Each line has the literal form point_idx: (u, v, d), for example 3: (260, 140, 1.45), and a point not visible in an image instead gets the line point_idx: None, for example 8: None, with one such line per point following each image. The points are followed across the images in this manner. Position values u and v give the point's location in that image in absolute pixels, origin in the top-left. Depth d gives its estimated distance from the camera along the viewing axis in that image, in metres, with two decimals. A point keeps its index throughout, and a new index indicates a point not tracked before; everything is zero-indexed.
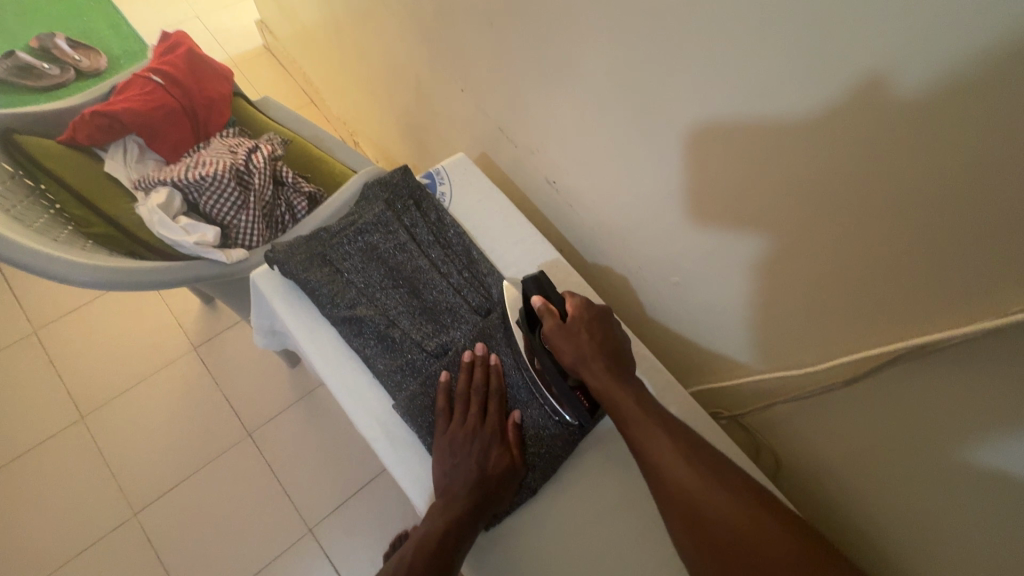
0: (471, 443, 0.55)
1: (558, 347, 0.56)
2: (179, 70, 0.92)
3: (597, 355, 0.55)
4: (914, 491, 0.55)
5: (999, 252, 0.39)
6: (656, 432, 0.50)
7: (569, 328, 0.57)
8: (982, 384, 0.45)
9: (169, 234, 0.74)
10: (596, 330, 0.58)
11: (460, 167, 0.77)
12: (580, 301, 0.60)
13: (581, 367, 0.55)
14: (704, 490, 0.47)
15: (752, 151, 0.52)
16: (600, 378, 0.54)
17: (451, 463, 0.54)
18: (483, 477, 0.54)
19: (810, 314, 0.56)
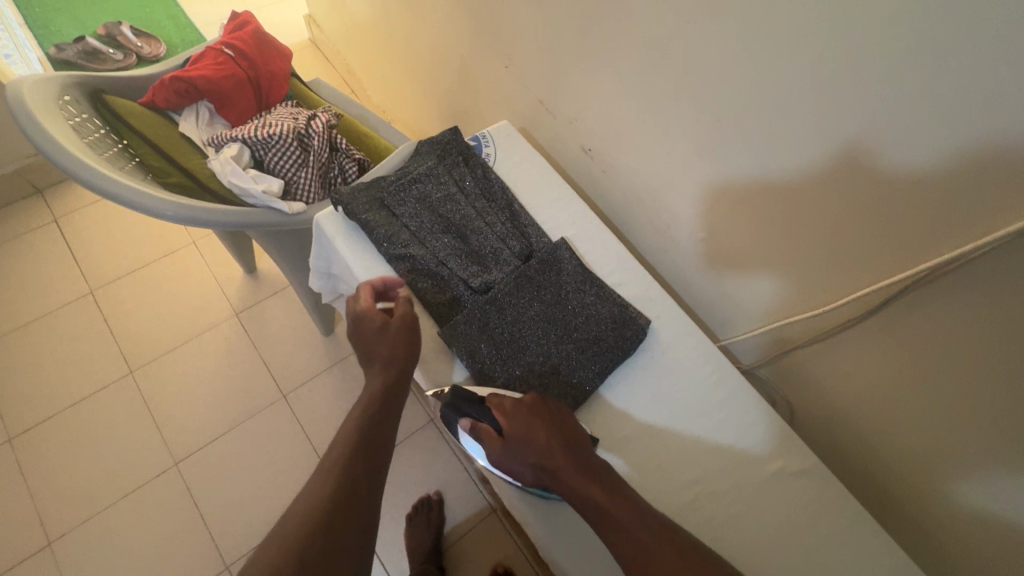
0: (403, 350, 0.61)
1: (512, 466, 0.55)
2: (248, 46, 1.01)
3: (547, 464, 0.53)
4: (924, 422, 0.60)
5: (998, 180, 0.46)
6: (632, 537, 0.49)
7: (513, 442, 0.55)
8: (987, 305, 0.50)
9: (239, 183, 0.83)
10: (533, 430, 0.55)
11: (504, 132, 0.83)
12: (510, 403, 0.57)
13: (548, 478, 0.54)
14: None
15: (782, 109, 0.58)
16: (565, 481, 0.53)
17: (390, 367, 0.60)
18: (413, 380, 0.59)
19: (832, 260, 0.62)
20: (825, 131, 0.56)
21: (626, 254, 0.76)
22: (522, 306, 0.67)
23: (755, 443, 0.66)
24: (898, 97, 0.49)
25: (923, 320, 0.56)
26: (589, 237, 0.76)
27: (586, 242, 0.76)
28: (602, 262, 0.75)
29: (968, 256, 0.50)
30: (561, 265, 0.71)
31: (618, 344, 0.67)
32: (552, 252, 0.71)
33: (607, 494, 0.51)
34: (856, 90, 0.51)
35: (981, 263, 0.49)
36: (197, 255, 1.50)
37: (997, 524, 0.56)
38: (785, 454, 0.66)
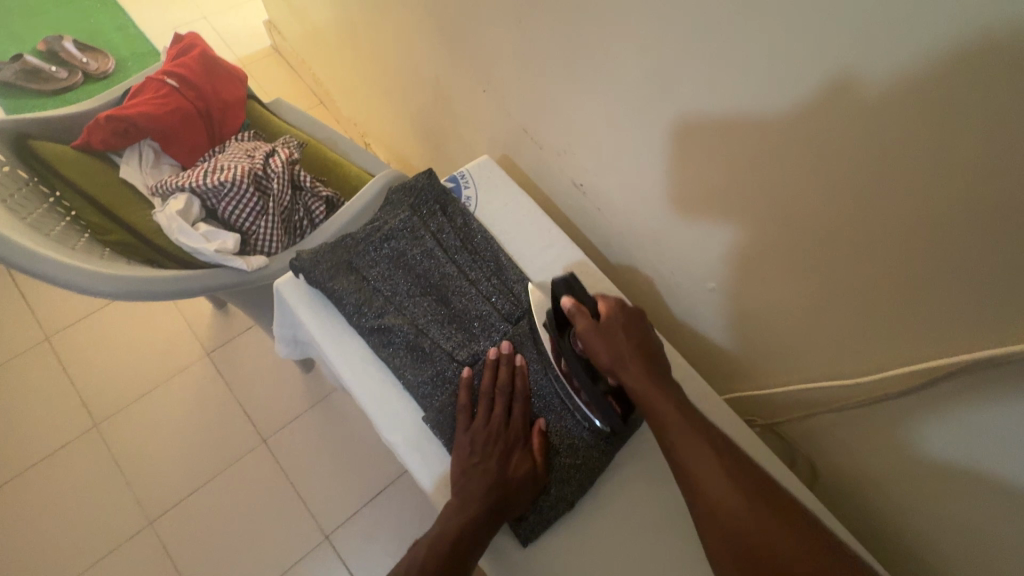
0: (494, 442, 0.54)
1: (591, 344, 0.55)
2: (196, 74, 0.90)
3: (624, 359, 0.53)
4: (974, 512, 0.52)
5: None
6: (692, 438, 0.48)
7: (602, 330, 0.55)
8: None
9: (189, 242, 0.73)
10: (634, 336, 0.55)
11: (485, 170, 0.74)
12: (615, 303, 0.58)
13: (617, 368, 0.53)
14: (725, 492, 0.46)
15: (804, 161, 0.50)
16: (637, 378, 0.52)
17: (470, 462, 0.53)
18: (504, 478, 0.52)
19: (862, 323, 0.54)
20: (858, 191, 0.48)
21: None
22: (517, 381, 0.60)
23: None
24: (951, 158, 0.40)
25: (976, 404, 0.48)
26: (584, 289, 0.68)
27: None
28: None
29: None
30: None
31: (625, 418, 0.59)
32: None
33: (677, 402, 0.51)
34: (897, 148, 0.43)
35: None
36: None
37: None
38: None
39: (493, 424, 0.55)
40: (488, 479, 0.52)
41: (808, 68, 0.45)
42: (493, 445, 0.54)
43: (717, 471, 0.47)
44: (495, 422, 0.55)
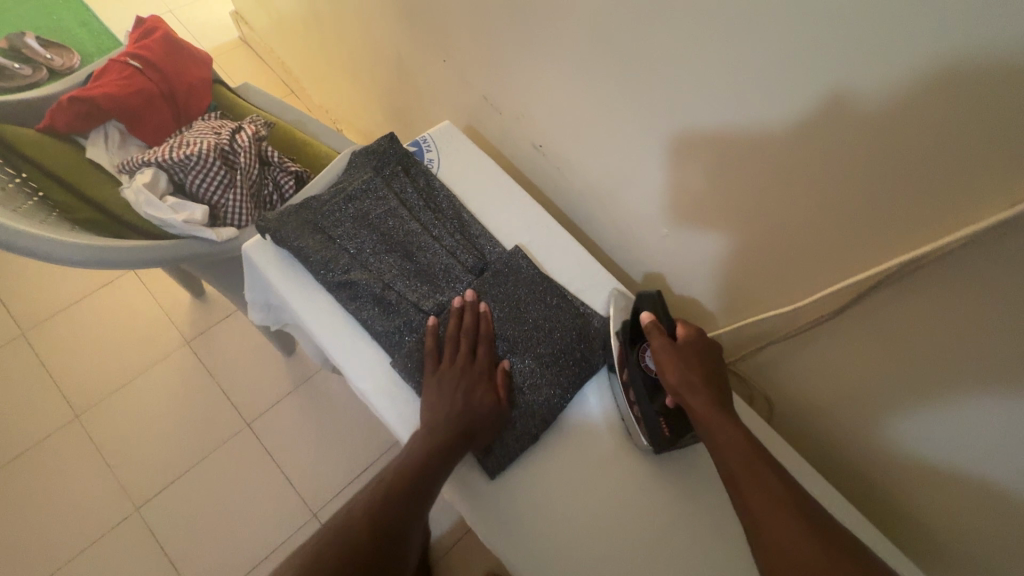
0: (459, 379, 0.57)
1: (663, 363, 0.56)
2: (159, 56, 0.91)
3: (692, 376, 0.54)
4: (911, 417, 0.57)
5: (976, 165, 0.41)
6: (756, 478, 0.47)
7: (680, 353, 0.56)
8: (974, 301, 0.46)
9: (156, 213, 0.74)
10: (711, 362, 0.56)
11: (447, 134, 0.77)
12: (697, 332, 0.59)
13: (685, 392, 0.54)
14: (793, 537, 0.43)
15: (741, 98, 0.53)
16: (703, 408, 0.53)
17: (437, 397, 0.56)
18: (470, 409, 0.55)
19: (801, 252, 0.58)
20: (790, 123, 0.51)
21: (587, 258, 0.71)
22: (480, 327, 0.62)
23: None
24: (864, 79, 0.44)
25: (905, 315, 0.51)
26: (545, 242, 0.71)
27: (543, 249, 0.70)
28: (561, 269, 0.70)
29: (948, 249, 0.45)
30: (519, 275, 0.65)
31: (585, 355, 0.62)
32: (508, 263, 0.66)
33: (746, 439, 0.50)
34: (824, 74, 0.46)
35: (965, 253, 0.44)
36: (138, 282, 1.40)
37: (995, 516, 0.54)
38: None
39: (459, 367, 0.58)
40: (455, 410, 0.55)
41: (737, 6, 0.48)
42: (457, 384, 0.56)
43: (782, 515, 0.44)
44: (462, 366, 0.58)
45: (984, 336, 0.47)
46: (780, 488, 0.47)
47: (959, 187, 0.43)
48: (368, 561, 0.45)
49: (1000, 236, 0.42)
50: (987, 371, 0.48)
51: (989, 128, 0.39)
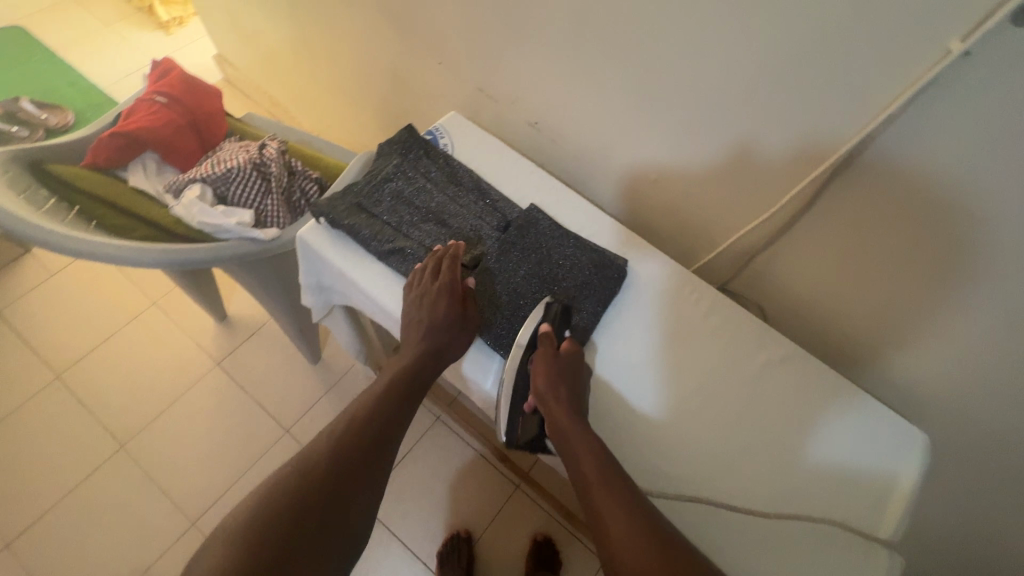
0: (431, 303, 0.67)
1: (536, 372, 0.65)
2: (180, 91, 1.01)
3: (557, 385, 0.63)
4: (878, 283, 0.70)
5: (886, 64, 0.54)
6: (596, 480, 0.57)
7: (555, 365, 0.65)
8: (899, 172, 0.60)
9: (211, 221, 0.83)
10: (577, 373, 0.66)
11: (454, 122, 0.88)
12: (573, 349, 0.68)
13: (544, 398, 0.63)
14: (621, 534, 0.54)
15: (703, 49, 0.66)
16: (555, 414, 0.62)
17: (415, 319, 0.67)
18: (439, 326, 0.66)
19: (770, 168, 0.70)
20: (746, 63, 0.64)
21: (592, 209, 0.82)
22: (512, 273, 0.73)
23: (742, 343, 0.76)
24: (795, 15, 0.57)
25: (856, 200, 0.65)
26: (553, 200, 0.82)
27: (553, 206, 0.82)
28: (572, 220, 0.81)
29: (878, 134, 0.58)
30: (538, 227, 0.77)
31: (604, 286, 0.74)
32: (527, 218, 0.77)
33: (592, 447, 0.59)
34: (764, 18, 0.59)
35: (892, 134, 0.58)
36: (162, 314, 1.47)
37: (955, 351, 0.67)
38: (766, 347, 0.75)
39: (433, 293, 0.67)
40: (426, 329, 0.66)
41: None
42: (432, 308, 0.67)
43: (616, 515, 0.55)
44: (438, 295, 0.67)
45: (920, 198, 0.60)
46: (607, 476, 0.57)
47: (877, 87, 0.56)
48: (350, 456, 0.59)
49: (914, 113, 0.55)
50: (928, 226, 0.61)
51: (892, 38, 0.53)
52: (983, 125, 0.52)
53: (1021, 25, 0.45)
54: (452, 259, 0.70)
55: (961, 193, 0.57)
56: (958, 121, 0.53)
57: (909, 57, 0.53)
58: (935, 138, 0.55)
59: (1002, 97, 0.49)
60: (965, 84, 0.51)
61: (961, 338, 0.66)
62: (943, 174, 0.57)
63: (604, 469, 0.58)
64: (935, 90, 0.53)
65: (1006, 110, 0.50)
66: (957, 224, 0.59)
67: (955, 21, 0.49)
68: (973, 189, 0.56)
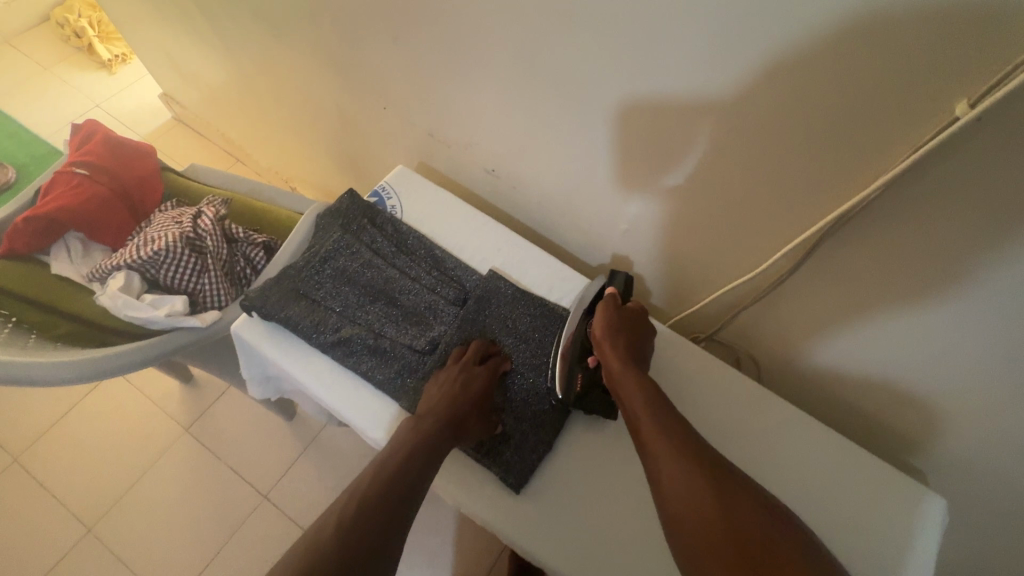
0: (456, 380, 0.61)
1: (598, 319, 0.63)
2: (104, 160, 0.92)
3: (617, 337, 0.61)
4: (882, 343, 0.63)
5: (884, 117, 0.47)
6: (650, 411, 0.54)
7: (621, 316, 0.63)
8: (899, 231, 0.53)
9: (137, 313, 0.74)
10: (640, 333, 0.63)
11: (403, 178, 0.79)
12: (639, 310, 0.65)
13: (603, 342, 0.61)
14: (669, 460, 0.49)
15: (674, 97, 0.58)
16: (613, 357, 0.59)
17: (436, 393, 0.60)
18: (468, 396, 0.60)
19: (755, 219, 0.63)
20: (723, 115, 0.56)
21: (561, 268, 0.74)
22: None
23: (737, 408, 0.69)
24: (772, 61, 0.49)
25: (853, 255, 0.58)
26: (516, 261, 0.74)
27: (517, 267, 0.74)
28: (539, 282, 0.73)
29: (877, 193, 0.51)
30: (500, 297, 0.69)
31: None
32: (487, 288, 0.69)
33: (649, 390, 0.56)
34: (739, 65, 0.51)
35: (893, 191, 0.50)
36: (124, 381, 1.38)
37: (973, 411, 0.61)
38: (764, 411, 0.69)
39: (463, 374, 0.61)
40: (450, 404, 0.58)
41: (653, 18, 0.53)
42: (465, 383, 0.60)
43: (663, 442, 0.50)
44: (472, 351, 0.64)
45: (927, 257, 0.53)
46: (662, 414, 0.53)
47: (874, 141, 0.49)
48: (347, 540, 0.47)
49: (918, 171, 0.48)
50: (938, 287, 0.54)
51: (888, 89, 0.45)
52: (999, 190, 0.45)
53: None
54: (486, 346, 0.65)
55: (972, 257, 0.50)
56: (967, 181, 0.46)
57: (909, 110, 0.45)
58: (944, 197, 0.48)
59: (1020, 161, 0.42)
60: (976, 143, 0.43)
61: (982, 399, 0.59)
62: (951, 237, 0.50)
63: (661, 408, 0.54)
64: (942, 149, 0.45)
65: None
66: (970, 288, 0.52)
67: (960, 77, 0.41)
68: (986, 254, 0.49)
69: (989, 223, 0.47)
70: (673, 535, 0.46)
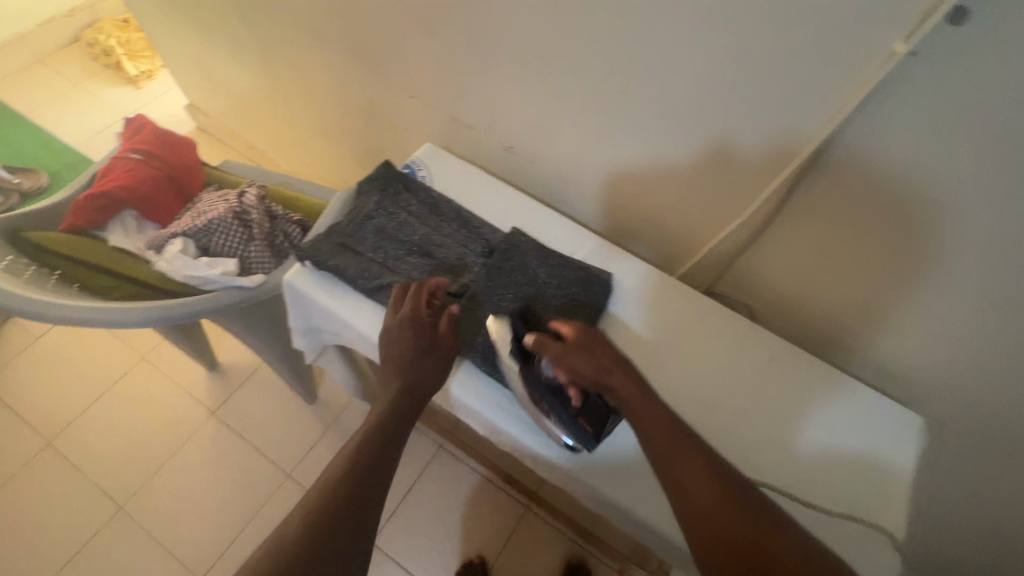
0: (406, 332, 0.67)
1: (569, 365, 0.62)
2: (156, 147, 1.02)
3: (609, 368, 0.61)
4: (858, 275, 0.72)
5: (837, 65, 0.57)
6: (691, 468, 0.53)
7: (576, 349, 0.62)
8: (861, 168, 0.62)
9: (196, 273, 0.84)
10: (591, 343, 0.64)
11: (431, 153, 0.89)
12: (570, 328, 0.65)
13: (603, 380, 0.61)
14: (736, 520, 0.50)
15: (665, 66, 0.68)
16: (626, 398, 0.59)
17: (405, 348, 0.67)
18: (420, 356, 0.67)
19: (740, 172, 0.72)
20: (707, 76, 0.66)
21: (572, 227, 0.83)
22: (502, 299, 0.73)
23: (733, 344, 0.77)
24: (742, 25, 0.60)
25: (825, 196, 0.67)
26: (533, 222, 0.83)
27: (534, 227, 0.83)
28: (554, 239, 0.82)
29: (835, 132, 0.60)
30: (522, 249, 0.77)
31: (594, 300, 0.74)
32: (510, 241, 0.77)
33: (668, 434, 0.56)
34: (715, 31, 0.62)
35: (848, 130, 0.60)
36: (152, 369, 1.45)
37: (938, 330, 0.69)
38: (757, 346, 0.77)
39: (407, 328, 0.68)
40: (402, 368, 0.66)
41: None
42: (418, 327, 0.68)
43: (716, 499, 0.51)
44: (404, 329, 0.67)
45: (884, 188, 0.62)
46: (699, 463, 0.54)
47: (831, 86, 0.59)
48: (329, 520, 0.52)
49: (868, 110, 0.57)
50: (898, 216, 0.63)
51: (838, 41, 0.55)
52: (938, 120, 0.54)
53: (957, 24, 0.48)
54: (450, 319, 0.70)
55: (921, 184, 0.59)
56: (907, 114, 0.55)
57: (857, 57, 0.55)
58: (889, 131, 0.58)
59: (942, 93, 0.52)
60: (913, 80, 0.53)
61: (944, 318, 0.68)
62: (907, 168, 0.59)
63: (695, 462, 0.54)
64: (883, 88, 0.55)
65: (947, 104, 0.53)
66: (921, 212, 0.61)
67: (898, 23, 0.51)
68: (929, 179, 0.58)
69: (926, 151, 0.56)
70: (704, 561, 0.50)
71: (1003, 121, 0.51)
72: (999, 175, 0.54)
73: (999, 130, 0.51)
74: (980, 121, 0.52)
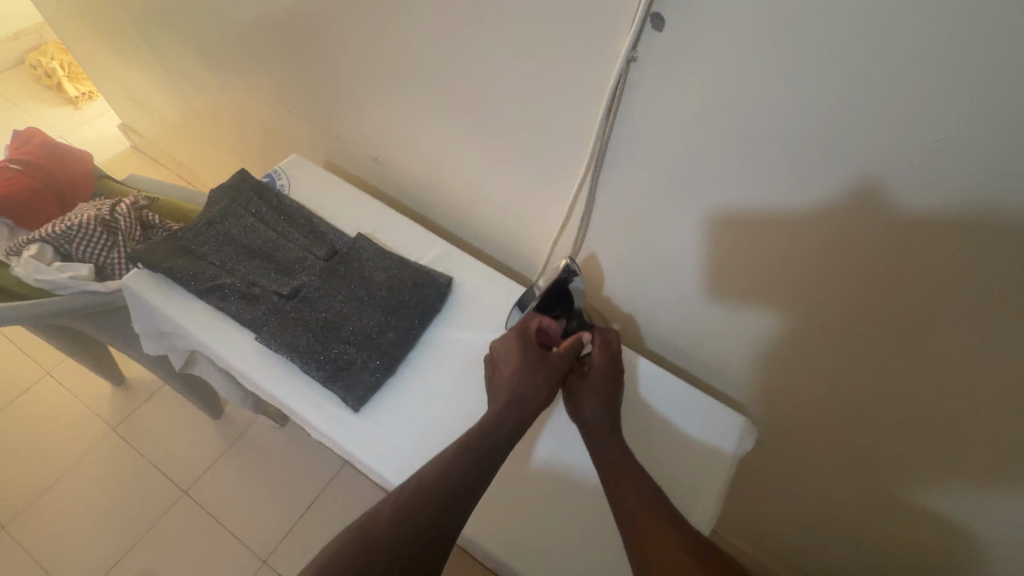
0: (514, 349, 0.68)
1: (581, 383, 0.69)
2: (38, 158, 1.03)
3: (607, 417, 0.67)
4: (674, 277, 0.74)
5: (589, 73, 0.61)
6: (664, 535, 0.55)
7: (594, 376, 0.69)
8: (638, 170, 0.66)
9: (47, 278, 0.84)
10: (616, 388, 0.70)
11: (294, 164, 0.91)
12: (604, 358, 0.70)
13: (593, 413, 0.67)
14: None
15: (474, 78, 0.72)
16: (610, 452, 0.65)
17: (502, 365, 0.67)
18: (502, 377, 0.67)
19: (555, 180, 0.76)
20: (506, 88, 0.70)
21: (420, 233, 0.85)
22: (331, 300, 0.74)
23: None
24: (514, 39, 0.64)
25: (625, 200, 0.70)
26: (383, 228, 0.85)
27: (384, 232, 0.85)
28: (400, 244, 0.84)
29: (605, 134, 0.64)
30: (362, 253, 0.79)
31: (425, 302, 0.76)
32: (352, 245, 0.79)
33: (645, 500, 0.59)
34: (500, 45, 0.66)
35: (617, 134, 0.64)
36: (55, 384, 1.43)
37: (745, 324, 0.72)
38: None
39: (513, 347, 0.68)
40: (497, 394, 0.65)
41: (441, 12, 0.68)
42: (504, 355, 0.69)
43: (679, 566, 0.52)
44: (517, 341, 0.68)
45: (660, 189, 0.66)
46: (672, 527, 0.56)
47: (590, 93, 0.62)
48: (396, 529, 0.53)
49: (623, 113, 0.61)
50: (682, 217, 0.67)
51: (585, 50, 0.59)
52: (687, 116, 0.57)
53: (659, 29, 0.52)
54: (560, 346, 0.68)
55: (688, 184, 0.63)
56: (653, 116, 0.59)
57: (600, 65, 0.59)
58: (646, 134, 0.61)
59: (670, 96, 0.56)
60: (648, 85, 0.57)
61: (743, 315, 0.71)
62: (674, 169, 0.62)
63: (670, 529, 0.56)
64: (626, 93, 0.59)
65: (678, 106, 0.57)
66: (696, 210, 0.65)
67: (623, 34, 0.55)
68: (693, 179, 0.62)
69: (680, 151, 0.60)
70: None
71: (733, 115, 0.54)
72: (750, 161, 0.56)
73: (735, 119, 0.54)
74: (708, 121, 0.56)
